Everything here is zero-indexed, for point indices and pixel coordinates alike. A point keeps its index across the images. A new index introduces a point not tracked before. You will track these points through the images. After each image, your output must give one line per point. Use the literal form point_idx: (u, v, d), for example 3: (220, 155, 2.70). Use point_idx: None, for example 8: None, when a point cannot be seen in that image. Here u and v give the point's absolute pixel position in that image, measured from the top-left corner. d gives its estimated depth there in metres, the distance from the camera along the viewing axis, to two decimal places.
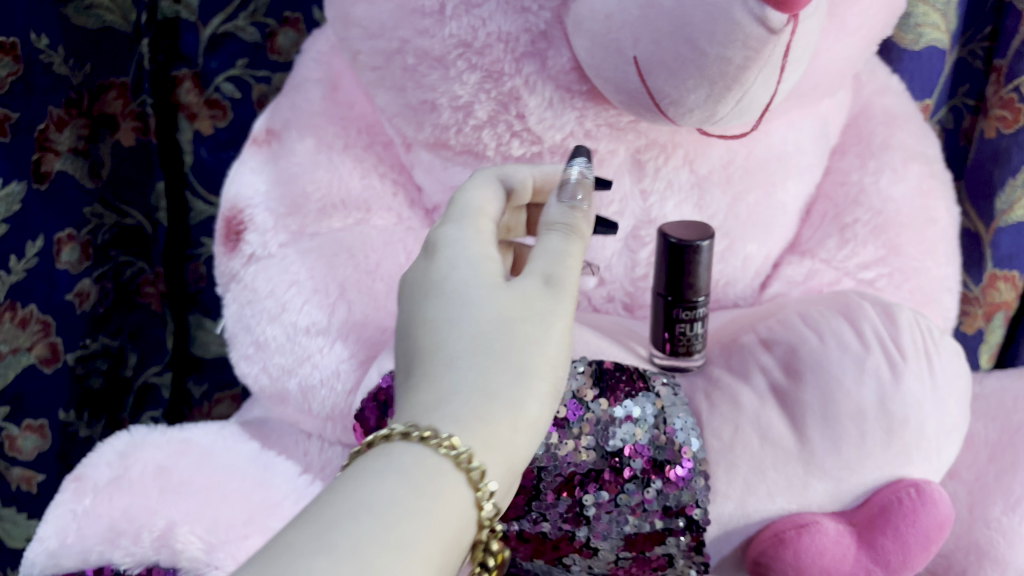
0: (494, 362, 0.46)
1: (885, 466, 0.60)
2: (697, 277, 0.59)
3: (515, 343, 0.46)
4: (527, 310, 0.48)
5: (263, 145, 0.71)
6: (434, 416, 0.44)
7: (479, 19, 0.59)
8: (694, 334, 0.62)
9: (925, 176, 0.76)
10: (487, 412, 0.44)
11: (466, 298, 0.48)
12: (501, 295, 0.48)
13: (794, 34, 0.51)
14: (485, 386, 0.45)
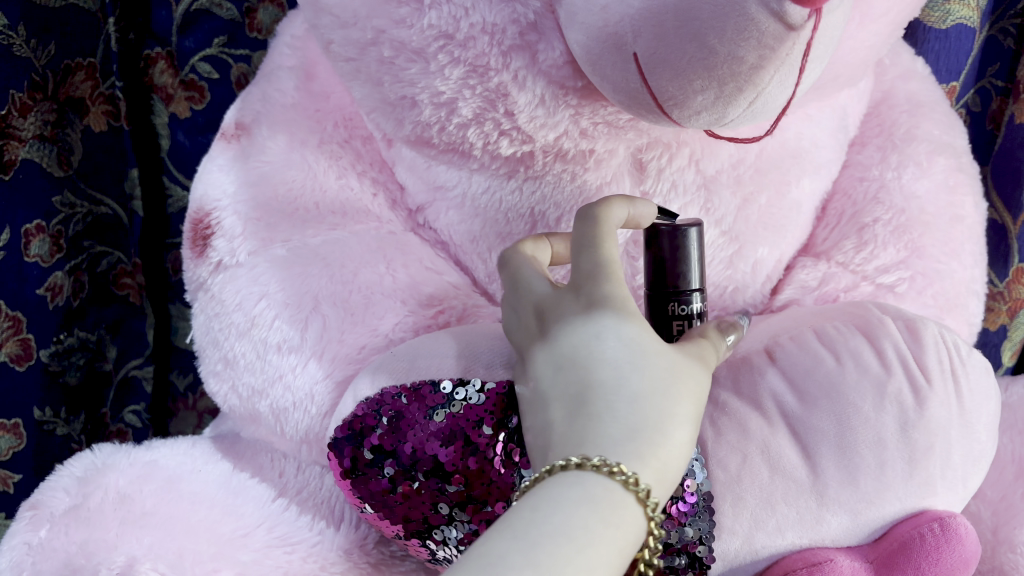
0: (665, 411, 0.43)
1: (906, 498, 0.53)
2: (688, 263, 0.53)
3: (680, 398, 0.44)
4: (686, 373, 0.46)
5: (232, 141, 0.66)
6: (621, 452, 0.41)
7: (462, 8, 0.52)
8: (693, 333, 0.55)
9: (951, 171, 0.70)
10: (656, 452, 0.42)
11: (640, 345, 0.45)
12: (662, 352, 0.46)
13: (816, 29, 0.45)
14: (659, 433, 0.43)
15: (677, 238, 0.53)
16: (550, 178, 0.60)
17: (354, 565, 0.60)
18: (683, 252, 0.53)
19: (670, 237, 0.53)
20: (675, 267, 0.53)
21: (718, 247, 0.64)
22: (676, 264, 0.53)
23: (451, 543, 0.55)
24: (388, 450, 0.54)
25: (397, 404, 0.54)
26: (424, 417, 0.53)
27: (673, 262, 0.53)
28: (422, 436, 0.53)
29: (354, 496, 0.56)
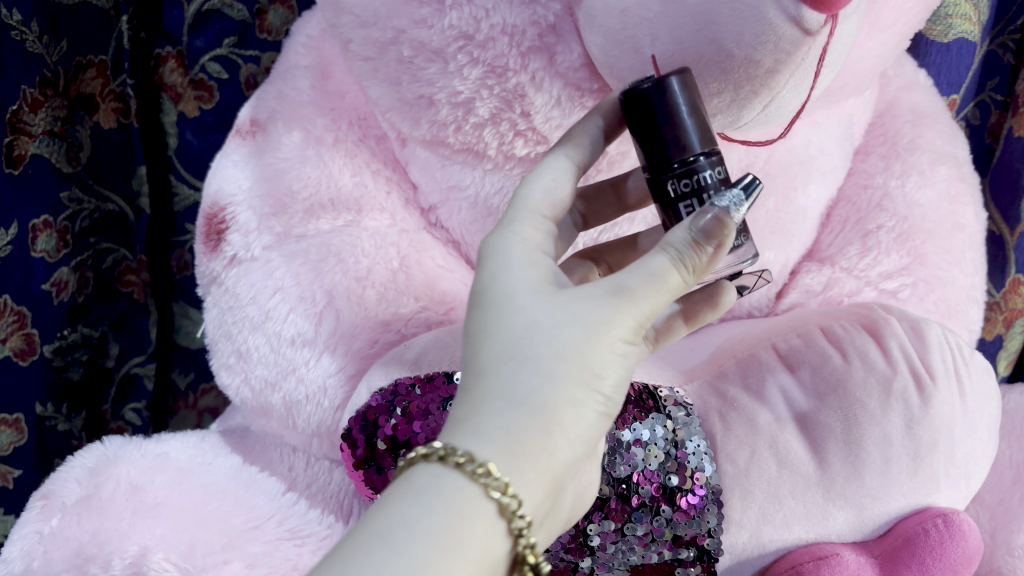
0: (552, 376, 0.38)
1: (910, 495, 0.56)
2: (677, 125, 0.43)
3: (575, 354, 0.39)
4: (599, 312, 0.39)
5: (248, 138, 0.67)
6: (484, 448, 0.37)
7: (483, 9, 0.53)
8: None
9: (953, 180, 0.71)
10: (529, 434, 0.38)
11: (534, 301, 0.40)
12: (564, 302, 0.40)
13: (832, 34, 0.46)
14: (540, 412, 0.38)
15: (656, 97, 0.43)
16: None
17: None
18: (672, 111, 0.43)
19: (652, 100, 0.43)
20: (668, 135, 0.43)
21: None
22: (667, 129, 0.43)
23: None
24: (401, 440, 0.54)
25: (410, 395, 0.55)
26: (438, 408, 0.54)
27: (665, 127, 0.43)
28: (436, 425, 0.53)
29: (366, 487, 0.57)
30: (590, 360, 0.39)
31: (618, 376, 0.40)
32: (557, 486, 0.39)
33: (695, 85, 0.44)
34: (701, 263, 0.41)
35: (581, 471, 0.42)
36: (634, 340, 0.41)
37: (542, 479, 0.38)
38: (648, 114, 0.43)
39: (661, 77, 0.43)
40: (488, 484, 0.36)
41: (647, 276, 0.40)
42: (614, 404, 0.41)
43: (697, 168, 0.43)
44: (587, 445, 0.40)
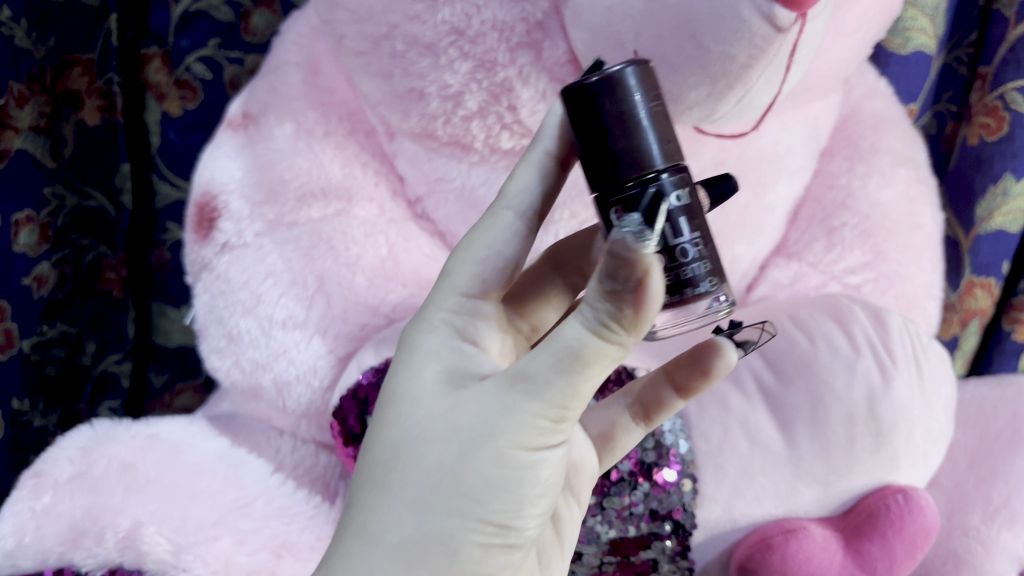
0: (425, 502, 0.41)
1: (874, 472, 0.59)
2: (632, 131, 0.41)
3: (445, 481, 0.41)
4: (478, 428, 0.41)
5: (239, 130, 0.69)
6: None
7: (474, 6, 0.56)
8: (677, 246, 0.42)
9: (911, 182, 0.75)
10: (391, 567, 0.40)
11: (425, 417, 0.43)
12: (448, 419, 0.42)
13: (801, 33, 0.50)
14: (402, 554, 0.41)
15: (609, 97, 0.41)
16: None
17: None
18: (628, 115, 0.41)
19: (603, 102, 0.41)
20: (620, 144, 0.42)
21: None
22: (620, 137, 0.41)
23: None
24: None
25: None
26: None
27: (618, 133, 0.41)
28: None
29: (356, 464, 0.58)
30: (463, 484, 0.41)
31: (502, 501, 0.41)
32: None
33: (654, 84, 0.43)
34: (626, 318, 0.36)
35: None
36: (529, 452, 0.41)
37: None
38: (600, 118, 0.41)
39: (618, 68, 0.41)
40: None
41: (539, 377, 0.40)
42: (507, 529, 0.42)
43: (657, 185, 0.42)
44: None
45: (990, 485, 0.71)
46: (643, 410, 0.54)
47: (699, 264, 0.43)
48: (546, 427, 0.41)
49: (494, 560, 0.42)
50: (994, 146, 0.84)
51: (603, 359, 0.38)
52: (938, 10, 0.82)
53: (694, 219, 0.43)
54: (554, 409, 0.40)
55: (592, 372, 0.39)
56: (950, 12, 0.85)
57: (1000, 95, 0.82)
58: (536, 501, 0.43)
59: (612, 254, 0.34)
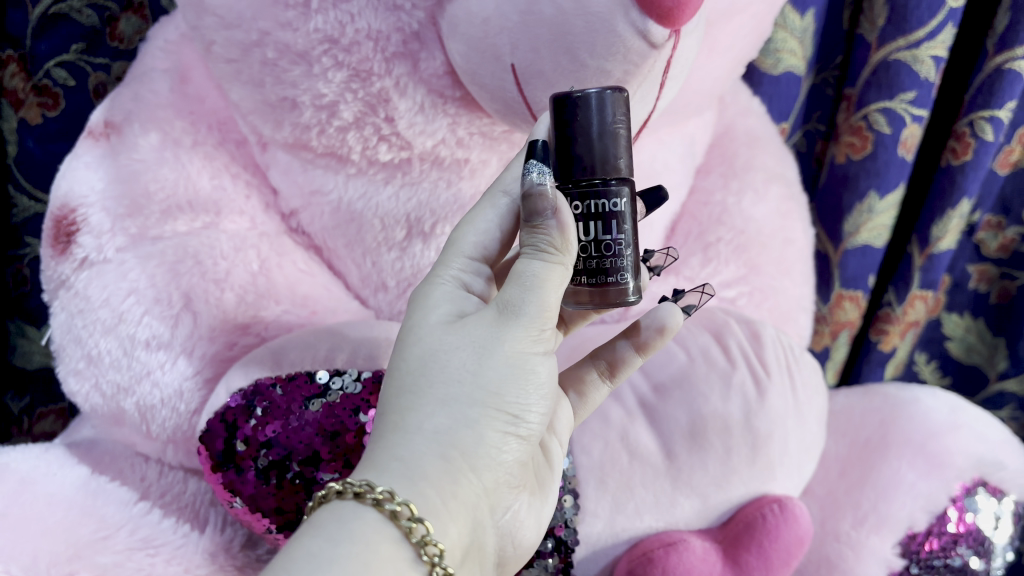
0: (453, 399, 0.42)
1: (749, 483, 0.60)
2: (597, 141, 0.44)
3: (467, 377, 0.42)
4: (486, 332, 0.43)
5: (100, 139, 0.65)
6: (386, 479, 0.39)
7: (348, 14, 0.55)
8: (607, 241, 0.46)
9: (784, 199, 0.78)
10: (430, 459, 0.40)
11: (440, 327, 0.44)
12: (461, 328, 0.43)
13: (675, 49, 0.51)
14: (436, 439, 0.41)
15: (584, 109, 0.44)
16: (426, 185, 0.63)
17: (219, 566, 0.59)
18: (595, 128, 0.44)
19: (569, 109, 0.44)
20: (580, 148, 0.45)
21: None
22: (583, 144, 0.44)
23: None
24: (263, 441, 0.53)
25: (271, 395, 0.54)
26: (300, 408, 0.54)
27: (581, 139, 0.44)
28: (297, 424, 0.53)
29: (224, 490, 0.55)
30: (481, 378, 0.42)
31: (514, 394, 0.43)
32: (471, 506, 0.42)
33: (626, 110, 0.45)
34: (555, 238, 0.43)
35: (505, 489, 0.44)
36: (533, 352, 0.44)
37: (448, 500, 0.40)
38: (571, 124, 0.44)
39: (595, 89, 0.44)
40: (393, 508, 0.38)
41: (529, 284, 0.43)
42: (518, 422, 0.44)
43: (603, 189, 0.45)
44: (495, 466, 0.43)
45: (859, 490, 0.73)
46: (608, 368, 0.57)
47: (625, 261, 0.47)
48: (539, 329, 0.44)
49: (508, 451, 0.43)
50: (859, 164, 0.88)
51: (557, 275, 0.44)
52: (807, 33, 0.85)
53: (627, 223, 0.46)
54: (545, 313, 0.43)
55: (558, 286, 0.44)
56: (818, 35, 0.88)
57: (864, 116, 0.85)
58: (539, 399, 0.45)
59: (526, 195, 0.43)
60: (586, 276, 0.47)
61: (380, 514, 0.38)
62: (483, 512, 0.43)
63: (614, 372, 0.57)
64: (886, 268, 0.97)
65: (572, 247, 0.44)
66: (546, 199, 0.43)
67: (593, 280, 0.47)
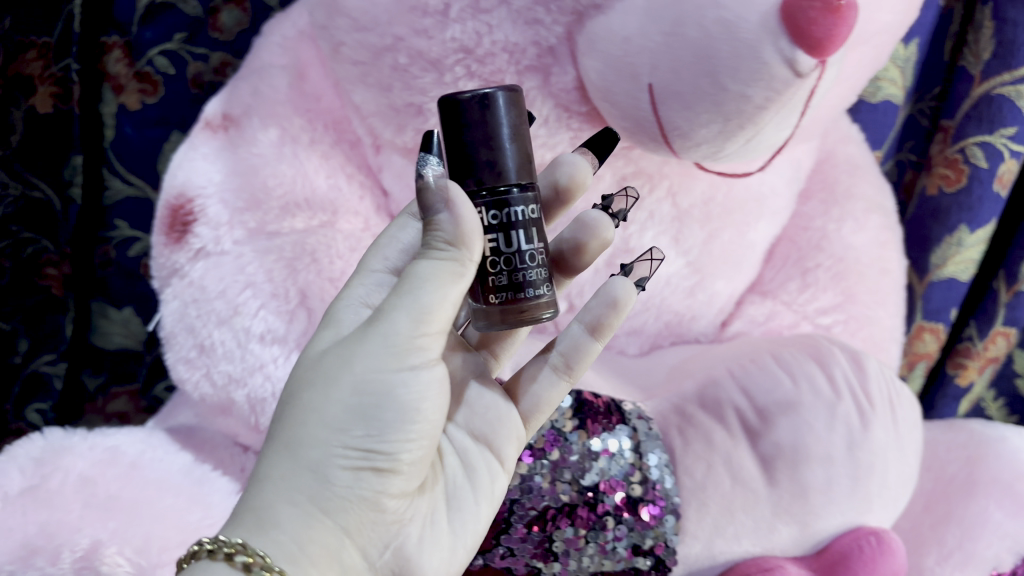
0: (300, 441, 0.42)
1: (848, 512, 0.60)
2: (492, 146, 0.43)
3: (315, 415, 0.43)
4: (338, 364, 0.43)
5: (218, 131, 0.65)
6: (239, 532, 0.41)
7: (486, 25, 0.55)
8: (517, 253, 0.43)
9: (882, 229, 0.77)
10: (277, 504, 0.41)
11: (309, 366, 0.45)
12: (320, 366, 0.44)
13: (819, 80, 0.51)
14: (288, 485, 0.42)
15: (478, 112, 0.43)
16: None
17: None
18: (492, 131, 0.42)
19: (465, 113, 0.43)
20: (482, 154, 0.43)
21: (681, 276, 0.68)
22: (485, 149, 0.43)
23: None
24: None
25: None
26: None
27: (483, 147, 0.43)
28: None
29: None
30: (327, 414, 0.42)
31: (362, 427, 0.42)
32: (333, 550, 0.42)
33: (522, 111, 0.44)
34: (439, 237, 0.41)
35: (380, 524, 0.44)
36: (392, 379, 0.43)
37: (303, 546, 0.41)
38: (467, 129, 0.43)
39: (490, 89, 0.43)
40: (241, 561, 0.39)
41: (392, 304, 0.42)
42: (374, 455, 0.42)
43: (505, 198, 0.43)
44: (348, 503, 0.42)
45: (944, 526, 0.72)
46: (563, 364, 0.54)
47: (535, 274, 0.44)
48: (401, 348, 0.42)
49: (369, 485, 0.43)
50: (951, 198, 0.87)
51: (438, 276, 0.41)
52: (908, 62, 0.85)
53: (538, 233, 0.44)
54: (404, 330, 0.42)
55: (438, 288, 0.41)
56: (919, 65, 0.87)
57: (961, 148, 0.85)
58: (403, 425, 0.43)
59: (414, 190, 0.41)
60: (494, 292, 0.44)
61: (231, 566, 0.40)
62: (352, 551, 0.43)
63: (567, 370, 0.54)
64: (968, 302, 0.96)
65: (469, 240, 0.41)
66: (437, 192, 0.41)
67: (508, 300, 0.43)
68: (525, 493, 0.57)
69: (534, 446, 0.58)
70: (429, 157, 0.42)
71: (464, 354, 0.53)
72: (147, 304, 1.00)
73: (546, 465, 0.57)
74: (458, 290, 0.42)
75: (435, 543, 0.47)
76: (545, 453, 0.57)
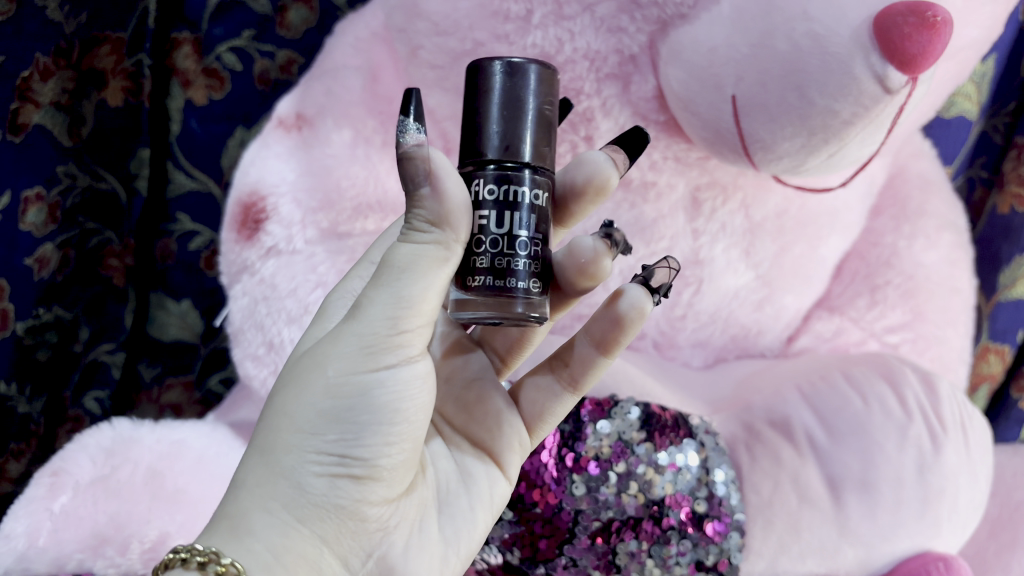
0: (273, 442, 0.39)
1: (916, 537, 0.59)
2: (508, 117, 0.40)
3: (285, 417, 0.39)
4: (312, 362, 0.40)
5: (292, 130, 0.65)
6: (213, 540, 0.38)
7: (569, 32, 0.55)
8: (507, 236, 0.40)
9: (954, 247, 0.76)
10: (248, 508, 0.38)
11: (287, 367, 0.42)
12: (295, 365, 0.41)
13: (908, 95, 0.50)
14: (261, 492, 0.39)
15: (505, 81, 0.40)
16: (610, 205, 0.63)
17: None
18: (513, 100, 0.40)
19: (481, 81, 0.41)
20: (497, 126, 0.40)
21: (750, 289, 0.67)
22: (502, 120, 0.40)
23: (493, 544, 0.59)
24: None
25: None
26: None
27: (500, 116, 0.40)
28: None
29: None
30: (297, 416, 0.39)
31: (337, 430, 0.39)
32: (311, 561, 0.38)
33: (553, 92, 0.42)
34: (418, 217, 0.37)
35: (361, 532, 0.41)
36: (366, 376, 0.39)
37: (278, 554, 0.37)
38: (488, 96, 0.40)
39: (524, 60, 0.41)
40: (213, 570, 0.36)
41: (369, 295, 0.39)
42: (349, 459, 0.39)
43: (513, 176, 0.40)
44: (322, 509, 0.39)
45: (1011, 554, 0.71)
46: (570, 378, 0.50)
47: (521, 265, 0.40)
48: (378, 346, 0.39)
49: (347, 492, 0.40)
50: None
51: (422, 262, 0.38)
52: (985, 78, 0.84)
53: (538, 222, 0.41)
54: (381, 325, 0.38)
55: (423, 276, 0.38)
56: (995, 81, 0.86)
57: None
58: (383, 428, 0.40)
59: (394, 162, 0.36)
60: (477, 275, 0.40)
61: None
62: (333, 562, 0.40)
63: (570, 380, 0.50)
64: None
65: (454, 221, 0.37)
66: (420, 162, 0.36)
67: (489, 286, 0.40)
68: (592, 504, 0.57)
69: (600, 456, 0.57)
70: (406, 121, 0.36)
71: (465, 354, 0.51)
72: (209, 298, 1.00)
73: (613, 477, 0.57)
74: (445, 277, 0.39)
75: (428, 553, 0.44)
76: (612, 464, 0.57)
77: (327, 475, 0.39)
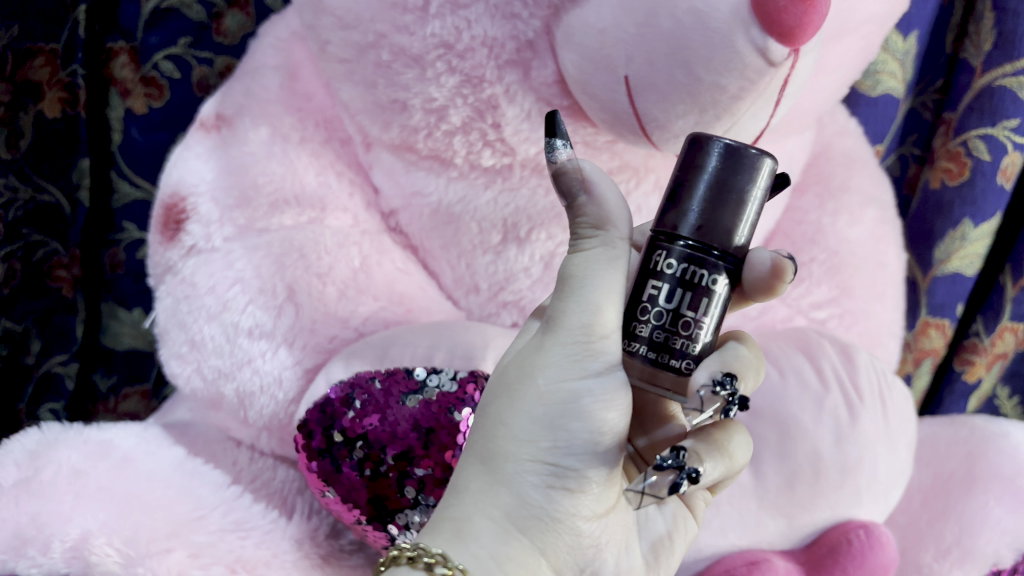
0: (488, 450, 0.43)
1: (836, 507, 0.60)
2: (717, 199, 0.40)
3: (500, 427, 0.42)
4: (520, 372, 0.42)
5: (212, 131, 0.66)
6: (440, 542, 0.41)
7: (465, 20, 0.55)
8: (677, 312, 0.39)
9: (879, 222, 0.77)
10: (471, 511, 0.42)
11: (497, 379, 0.44)
12: (503, 376, 0.44)
13: (793, 68, 0.51)
14: (484, 499, 0.42)
15: (721, 159, 0.40)
16: (526, 192, 0.64)
17: (305, 554, 0.61)
18: (723, 183, 0.40)
19: (697, 152, 0.41)
20: (702, 203, 0.40)
21: None
22: (706, 202, 0.40)
23: (412, 529, 0.56)
24: (358, 433, 0.55)
25: (370, 388, 0.56)
26: (397, 402, 0.55)
27: (706, 196, 0.40)
28: (396, 419, 0.55)
29: (318, 479, 0.57)
30: (511, 426, 0.42)
31: (548, 439, 0.41)
32: (529, 567, 0.41)
33: (767, 184, 0.41)
34: (583, 225, 0.41)
35: (576, 542, 0.43)
36: (572, 385, 0.41)
37: (499, 561, 0.41)
38: (699, 174, 0.40)
39: (745, 144, 0.40)
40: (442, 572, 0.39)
41: (562, 306, 0.41)
42: (561, 470, 0.41)
43: (705, 259, 0.40)
44: (538, 516, 0.42)
45: (942, 522, 0.71)
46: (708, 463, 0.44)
47: (689, 348, 0.40)
48: (582, 353, 0.41)
49: (562, 504, 0.42)
50: (954, 191, 0.86)
51: (601, 264, 0.40)
52: (908, 55, 0.84)
53: (715, 310, 0.40)
54: (581, 331, 0.40)
55: (603, 277, 0.40)
56: (921, 58, 0.87)
57: (963, 141, 0.84)
58: (592, 438, 0.41)
59: (552, 177, 0.41)
60: (647, 347, 0.40)
61: None
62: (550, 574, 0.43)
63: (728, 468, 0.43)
64: (975, 296, 0.94)
65: (615, 218, 0.41)
66: (572, 171, 0.41)
67: (644, 354, 0.40)
68: None
69: None
70: (554, 141, 0.41)
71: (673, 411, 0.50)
72: None
73: None
74: (622, 274, 0.41)
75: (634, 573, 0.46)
76: None
77: (543, 487, 0.42)
